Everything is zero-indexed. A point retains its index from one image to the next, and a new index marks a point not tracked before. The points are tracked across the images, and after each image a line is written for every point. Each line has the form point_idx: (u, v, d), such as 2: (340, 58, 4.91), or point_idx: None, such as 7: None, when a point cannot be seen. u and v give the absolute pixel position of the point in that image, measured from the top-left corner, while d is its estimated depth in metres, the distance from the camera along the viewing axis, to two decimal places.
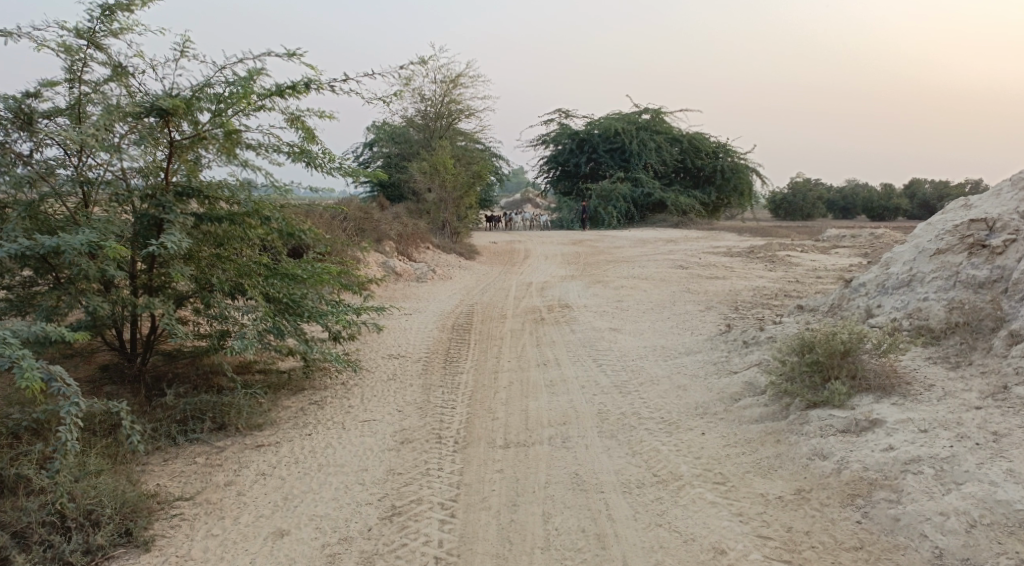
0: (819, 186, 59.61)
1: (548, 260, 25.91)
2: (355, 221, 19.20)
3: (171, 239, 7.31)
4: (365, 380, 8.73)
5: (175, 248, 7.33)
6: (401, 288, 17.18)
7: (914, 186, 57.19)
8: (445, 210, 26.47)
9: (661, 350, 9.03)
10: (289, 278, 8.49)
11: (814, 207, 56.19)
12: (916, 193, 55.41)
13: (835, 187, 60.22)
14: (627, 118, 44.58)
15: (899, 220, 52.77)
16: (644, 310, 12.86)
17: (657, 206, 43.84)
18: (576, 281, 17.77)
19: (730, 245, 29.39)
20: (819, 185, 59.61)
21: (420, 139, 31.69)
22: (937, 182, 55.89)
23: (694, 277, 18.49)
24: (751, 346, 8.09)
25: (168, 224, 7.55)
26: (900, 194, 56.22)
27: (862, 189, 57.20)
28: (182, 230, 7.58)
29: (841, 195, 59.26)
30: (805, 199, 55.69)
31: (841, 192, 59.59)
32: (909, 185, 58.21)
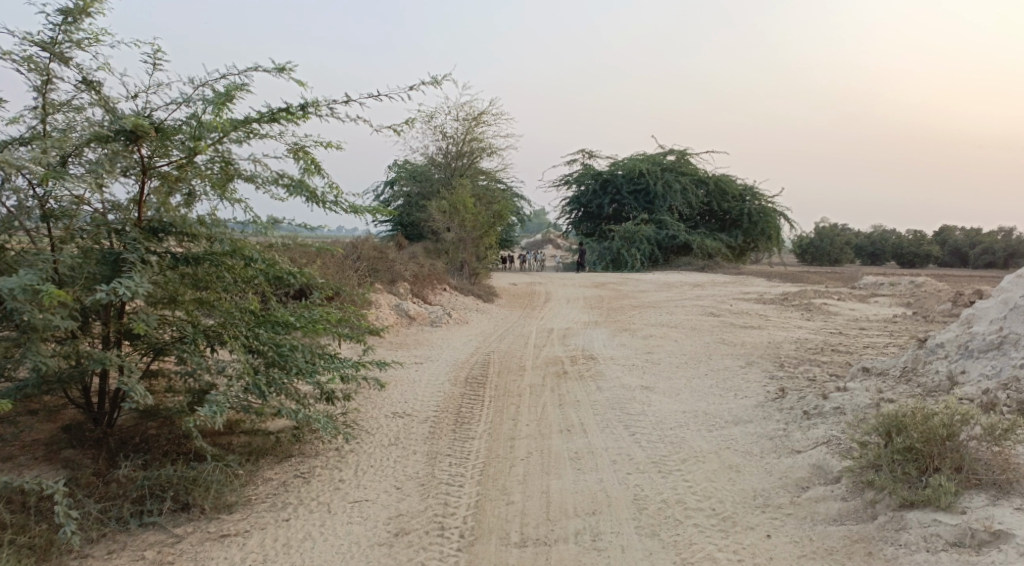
0: (844, 232, 58.34)
1: (570, 303, 24.83)
2: (368, 261, 18.22)
3: (126, 283, 6.07)
4: (362, 445, 7.60)
5: (130, 294, 6.07)
6: (415, 333, 16.13)
7: (944, 233, 55.80)
8: (464, 250, 25.52)
9: (702, 417, 7.86)
10: (276, 326, 7.21)
11: (841, 252, 54.90)
12: (945, 240, 54.11)
13: (862, 232, 58.90)
14: (652, 159, 43.72)
15: (929, 267, 51.38)
16: (677, 364, 11.74)
17: (682, 249, 42.74)
18: (601, 328, 16.64)
19: (759, 291, 28.22)
20: (845, 231, 58.36)
21: (440, 177, 30.85)
22: (968, 229, 54.50)
23: (726, 326, 17.34)
24: (813, 418, 6.91)
25: (129, 265, 6.32)
26: (928, 241, 54.93)
27: (889, 235, 55.89)
28: (144, 276, 6.32)
29: (869, 241, 57.90)
30: (831, 244, 54.42)
31: (868, 238, 58.26)
32: (939, 231, 56.80)
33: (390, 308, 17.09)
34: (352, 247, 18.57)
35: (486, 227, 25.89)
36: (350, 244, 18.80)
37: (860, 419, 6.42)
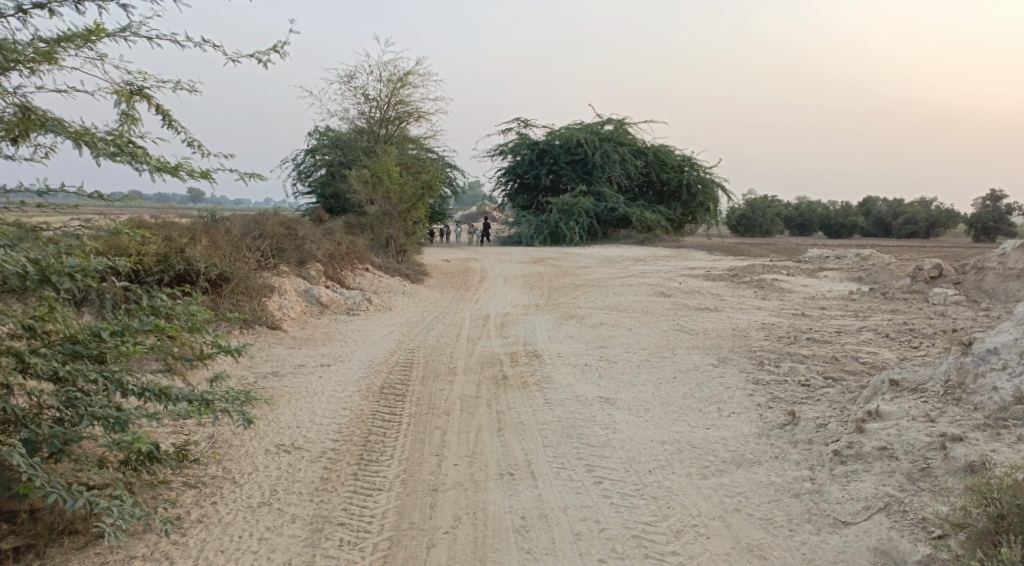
0: (777, 203, 57.62)
1: (506, 281, 22.92)
2: (275, 239, 15.93)
3: None
4: (233, 528, 5.51)
5: None
6: (328, 324, 14.00)
7: (877, 203, 55.36)
8: (389, 225, 23.30)
9: (684, 451, 5.93)
10: (76, 347, 5.39)
11: (774, 223, 54.21)
12: (873, 212, 53.93)
13: (796, 202, 58.15)
14: (589, 127, 41.83)
15: (862, 239, 50.87)
16: (636, 362, 9.86)
17: (620, 221, 41.13)
18: (544, 315, 14.72)
19: (705, 266, 26.65)
20: (777, 202, 57.64)
21: (364, 145, 28.40)
22: (898, 199, 54.25)
23: (680, 309, 15.57)
24: (855, 471, 5.13)
25: None
26: (858, 212, 54.60)
27: (821, 207, 55.33)
28: None
29: (802, 211, 57.18)
30: (765, 215, 53.57)
31: (799, 209, 57.61)
32: (871, 201, 56.40)
33: (299, 295, 14.92)
34: (257, 224, 16.25)
35: (413, 200, 23.67)
36: (256, 221, 16.49)
37: (946, 483, 4.76)
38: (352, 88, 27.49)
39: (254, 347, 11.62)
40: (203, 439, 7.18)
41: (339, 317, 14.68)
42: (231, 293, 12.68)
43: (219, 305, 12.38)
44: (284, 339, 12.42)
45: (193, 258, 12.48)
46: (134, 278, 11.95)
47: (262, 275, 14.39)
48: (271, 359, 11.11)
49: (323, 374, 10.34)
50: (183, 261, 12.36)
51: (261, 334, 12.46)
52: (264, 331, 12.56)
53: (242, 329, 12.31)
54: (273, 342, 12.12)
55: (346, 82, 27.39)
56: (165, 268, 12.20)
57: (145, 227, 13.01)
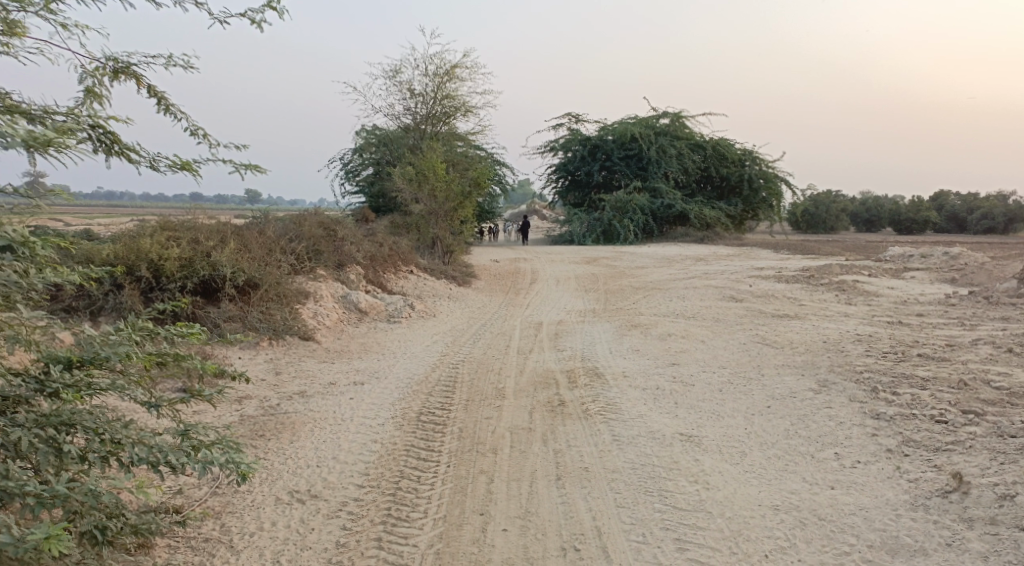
0: (841, 198, 55.18)
1: (560, 284, 21.49)
2: (311, 240, 14.74)
3: None
4: None
5: None
6: (366, 333, 12.73)
7: (947, 197, 52.58)
8: (436, 224, 22.04)
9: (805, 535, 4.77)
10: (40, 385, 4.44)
11: (837, 219, 51.89)
12: (944, 206, 51.23)
13: (861, 197, 55.60)
14: (644, 121, 40.14)
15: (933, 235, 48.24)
16: (717, 386, 8.36)
17: (677, 219, 39.37)
18: (603, 323, 13.28)
19: (773, 266, 24.89)
20: (841, 197, 55.20)
21: (411, 142, 27.24)
22: (970, 193, 51.47)
23: (756, 317, 14.00)
24: None
25: None
26: (928, 206, 51.91)
27: (888, 202, 52.78)
28: None
29: (866, 208, 54.62)
30: (828, 211, 51.22)
31: (864, 205, 55.10)
32: (942, 196, 53.62)
33: (337, 301, 13.70)
34: (293, 224, 15.10)
35: (460, 198, 22.35)
36: (292, 221, 15.36)
37: None
38: (396, 82, 26.32)
39: (283, 359, 10.40)
40: (203, 485, 5.77)
41: (379, 326, 13.42)
42: (260, 300, 11.46)
43: (247, 313, 11.18)
44: (317, 351, 11.17)
45: (219, 262, 11.24)
46: (155, 284, 10.74)
47: (297, 280, 13.20)
48: (300, 375, 9.86)
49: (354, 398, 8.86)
50: (207, 266, 11.11)
51: (292, 345, 11.25)
52: (295, 343, 11.34)
53: (271, 340, 11.12)
54: (304, 354, 10.89)
55: (391, 76, 26.23)
56: (187, 273, 10.96)
57: (168, 228, 11.85)
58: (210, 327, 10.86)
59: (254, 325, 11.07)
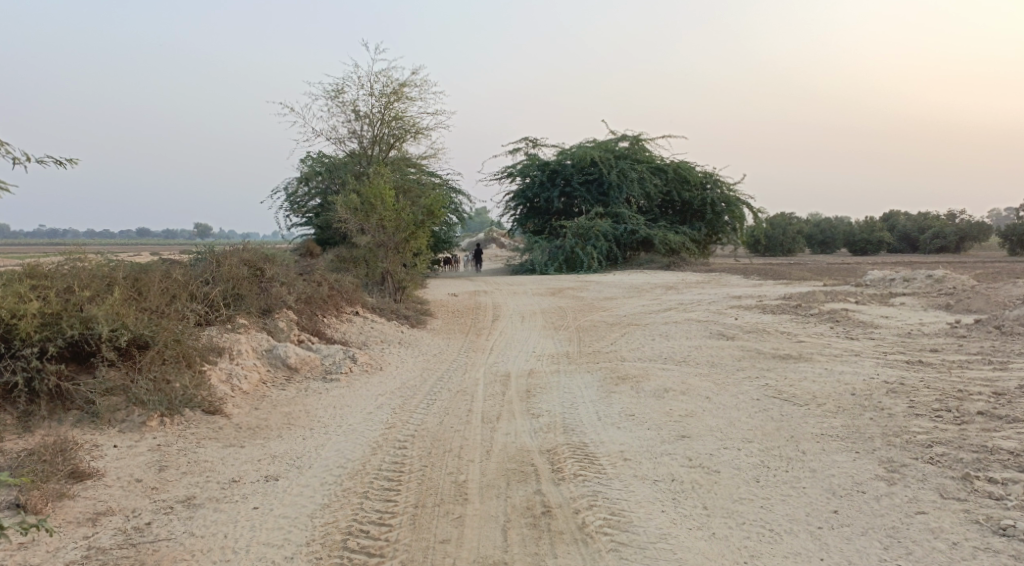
0: (795, 220, 54.13)
1: (523, 321, 19.34)
2: (230, 282, 12.44)
3: None
4: None
5: None
6: (294, 398, 10.47)
7: (902, 217, 51.79)
8: (385, 259, 19.85)
9: None
10: None
11: (796, 241, 50.70)
12: (896, 226, 50.66)
13: (816, 218, 54.59)
14: (603, 144, 38.46)
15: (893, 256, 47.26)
16: (750, 475, 6.26)
17: (641, 244, 37.64)
18: (583, 373, 11.17)
19: (751, 294, 23.04)
20: (795, 219, 54.15)
21: (358, 169, 25.03)
22: (923, 214, 50.94)
23: (756, 359, 12.01)
24: None
25: None
26: (881, 226, 51.12)
27: (843, 223, 51.83)
28: None
29: (822, 229, 53.58)
30: (785, 233, 50.09)
31: (819, 226, 54.10)
32: (896, 215, 52.81)
33: (260, 358, 11.44)
34: (209, 264, 12.79)
35: (411, 228, 20.15)
36: (208, 259, 13.04)
37: None
38: (339, 104, 24.15)
39: (174, 446, 8.30)
40: None
41: (312, 386, 11.16)
42: (151, 364, 9.29)
43: (132, 383, 9.10)
44: (225, 429, 8.92)
45: (94, 317, 9.03)
46: (6, 351, 8.49)
47: (207, 334, 10.93)
48: (199, 471, 7.65)
49: (263, 513, 6.65)
50: (78, 323, 8.89)
51: (193, 424, 9.08)
52: (196, 419, 9.22)
53: (162, 418, 9.01)
54: (208, 436, 8.66)
55: (333, 97, 24.07)
56: (49, 334, 8.71)
57: (38, 274, 9.55)
58: (79, 404, 8.79)
59: (141, 399, 8.97)
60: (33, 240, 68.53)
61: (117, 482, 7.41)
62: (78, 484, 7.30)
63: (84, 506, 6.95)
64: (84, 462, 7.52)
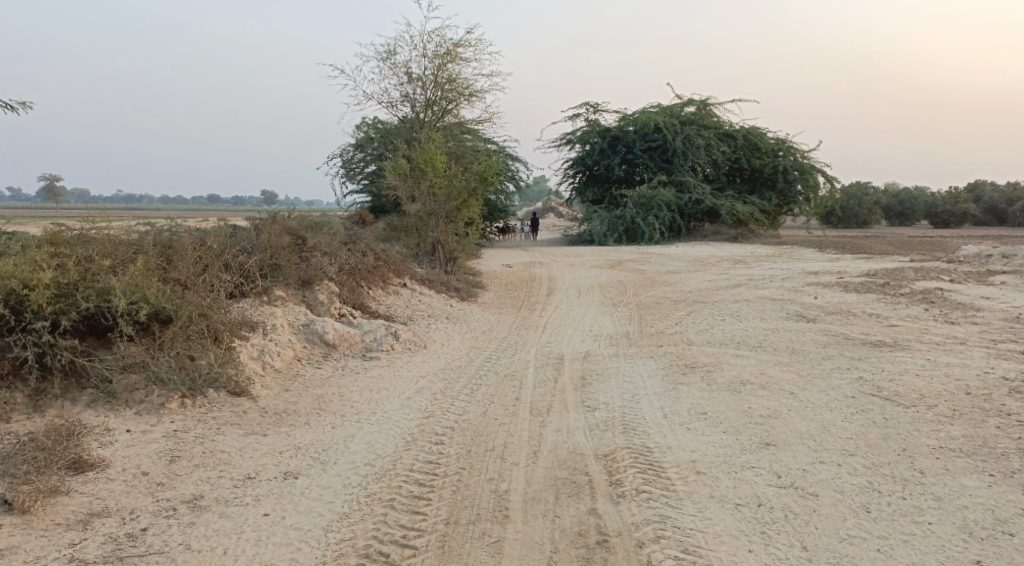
0: (870, 190, 51.58)
1: (582, 295, 18.16)
2: (267, 250, 11.49)
3: None
4: None
5: None
6: (328, 378, 9.48)
7: (985, 188, 48.86)
8: (435, 228, 18.89)
9: None
10: None
11: (871, 212, 48.20)
12: (979, 197, 47.86)
13: (893, 188, 51.87)
14: (668, 110, 36.77)
15: (976, 229, 44.62)
16: (858, 501, 5.19)
17: (706, 215, 36.02)
18: (646, 359, 9.99)
19: (829, 270, 21.48)
20: (870, 189, 51.60)
21: (411, 134, 24.00)
22: (1010, 185, 48.00)
23: (844, 345, 10.69)
24: None
25: None
26: (962, 197, 48.36)
27: (922, 194, 49.18)
28: None
29: (899, 200, 50.88)
30: (859, 204, 47.75)
31: (895, 197, 51.47)
32: (980, 186, 49.84)
33: (295, 333, 10.47)
34: (244, 231, 11.88)
35: (464, 195, 19.07)
36: (245, 226, 12.15)
37: None
38: (391, 65, 23.11)
39: (193, 433, 7.25)
40: None
41: (350, 365, 10.19)
42: (172, 341, 8.37)
43: (153, 360, 8.15)
44: (249, 414, 7.89)
45: (111, 289, 8.17)
46: (15, 323, 7.66)
47: (238, 306, 9.97)
48: (214, 464, 6.68)
49: (273, 523, 5.67)
50: (94, 295, 8.04)
51: (217, 407, 8.09)
52: (222, 403, 8.15)
53: (184, 400, 8.03)
54: (229, 422, 7.63)
55: (385, 58, 23.04)
56: (64, 306, 7.88)
57: (58, 240, 8.71)
58: (95, 383, 7.88)
59: (161, 378, 8.02)
60: (99, 203, 69.38)
61: (122, 474, 6.40)
62: (79, 475, 6.30)
63: (81, 504, 5.96)
64: (91, 452, 6.55)
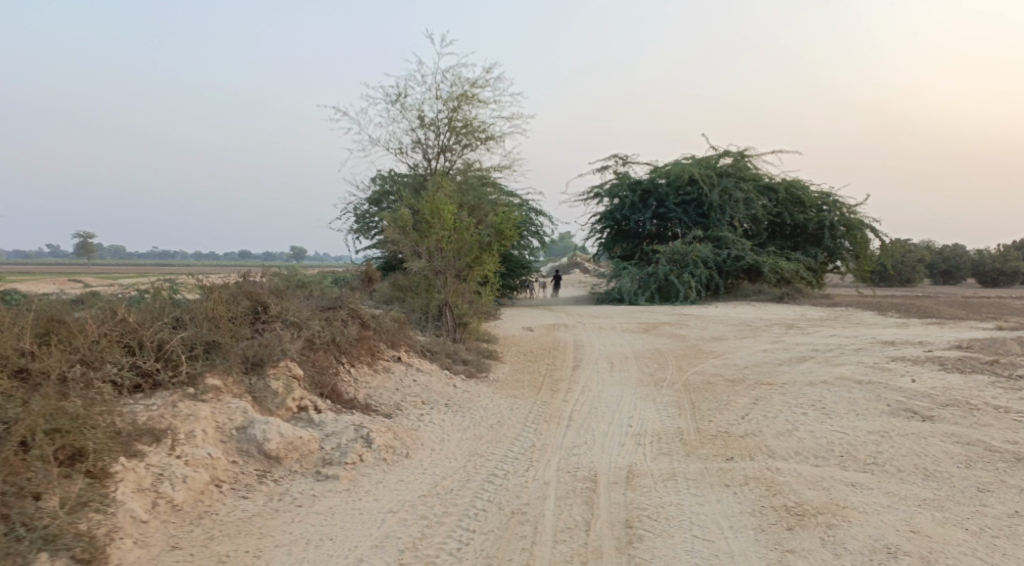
0: (912, 246, 48.30)
1: (615, 370, 15.07)
2: (205, 323, 8.14)
3: None
4: None
5: None
6: (251, 519, 6.25)
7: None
8: (444, 288, 15.90)
9: None
10: None
11: (913, 271, 44.84)
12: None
13: (937, 244, 48.41)
14: (703, 160, 33.90)
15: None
16: None
17: (746, 273, 32.88)
18: (719, 486, 6.93)
19: (903, 341, 18.30)
20: (912, 245, 48.31)
21: (420, 183, 21.24)
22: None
23: (994, 475, 7.64)
24: None
25: None
26: (1008, 252, 45.01)
27: (967, 251, 45.84)
28: None
29: (942, 257, 47.37)
30: (903, 261, 44.48)
31: (938, 253, 48.08)
32: None
33: (218, 442, 7.03)
34: (179, 294, 8.86)
35: (476, 251, 16.13)
36: (190, 288, 9.24)
37: None
38: (399, 107, 20.54)
39: None
40: None
41: (292, 490, 6.80)
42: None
43: None
44: None
45: None
46: None
47: (141, 407, 6.83)
48: None
49: None
50: None
51: None
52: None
53: None
54: None
55: (392, 100, 20.42)
56: None
57: None
58: None
59: None
60: (117, 257, 67.28)
61: None
62: None
63: None
64: None
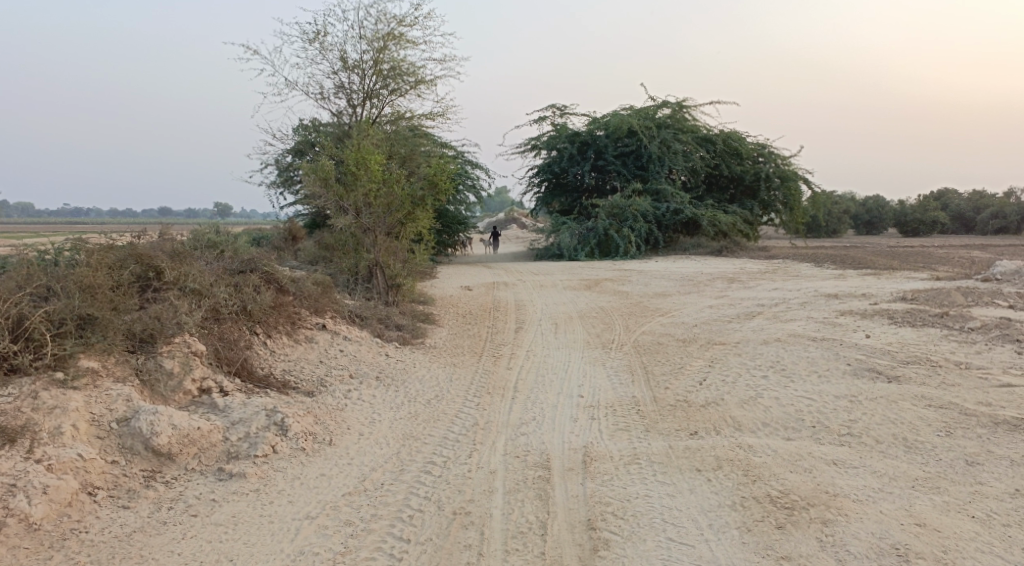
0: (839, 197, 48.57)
1: (558, 331, 14.19)
2: (81, 293, 6.85)
3: None
4: None
5: None
6: (128, 535, 5.25)
7: (953, 195, 46.18)
8: (373, 247, 14.74)
9: None
10: None
11: (840, 222, 45.10)
12: (947, 203, 45.19)
13: (863, 195, 48.69)
14: (641, 110, 33.00)
15: (955, 238, 41.73)
16: None
17: (684, 227, 32.35)
18: (686, 470, 6.08)
19: (846, 293, 17.86)
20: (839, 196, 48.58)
21: (345, 133, 19.82)
22: (977, 192, 45.29)
23: (978, 444, 6.98)
24: None
25: None
26: (927, 202, 45.60)
27: (891, 201, 46.26)
28: None
29: (868, 208, 47.67)
30: (832, 213, 44.68)
31: (862, 203, 48.46)
32: (949, 192, 47.16)
33: (93, 439, 5.91)
34: (51, 259, 7.55)
35: (406, 206, 14.97)
36: (69, 251, 7.94)
37: None
38: (320, 47, 18.97)
39: None
40: None
41: (186, 494, 5.74)
42: None
43: None
44: None
45: None
46: None
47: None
48: None
49: None
50: None
51: None
52: None
53: None
54: None
55: (313, 40, 18.82)
56: None
57: None
58: None
59: None
60: (31, 216, 63.73)
61: None
62: None
63: None
64: None
